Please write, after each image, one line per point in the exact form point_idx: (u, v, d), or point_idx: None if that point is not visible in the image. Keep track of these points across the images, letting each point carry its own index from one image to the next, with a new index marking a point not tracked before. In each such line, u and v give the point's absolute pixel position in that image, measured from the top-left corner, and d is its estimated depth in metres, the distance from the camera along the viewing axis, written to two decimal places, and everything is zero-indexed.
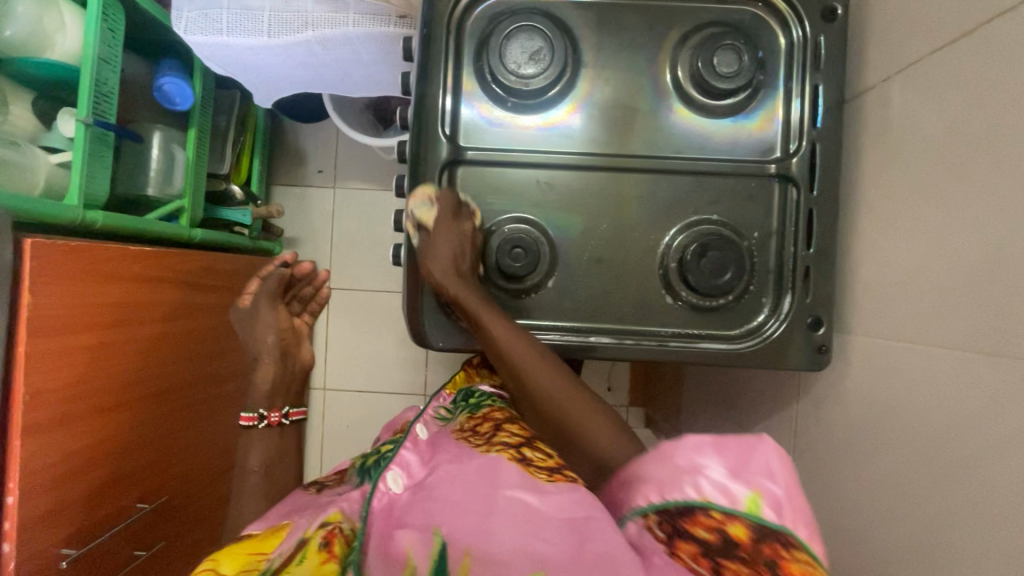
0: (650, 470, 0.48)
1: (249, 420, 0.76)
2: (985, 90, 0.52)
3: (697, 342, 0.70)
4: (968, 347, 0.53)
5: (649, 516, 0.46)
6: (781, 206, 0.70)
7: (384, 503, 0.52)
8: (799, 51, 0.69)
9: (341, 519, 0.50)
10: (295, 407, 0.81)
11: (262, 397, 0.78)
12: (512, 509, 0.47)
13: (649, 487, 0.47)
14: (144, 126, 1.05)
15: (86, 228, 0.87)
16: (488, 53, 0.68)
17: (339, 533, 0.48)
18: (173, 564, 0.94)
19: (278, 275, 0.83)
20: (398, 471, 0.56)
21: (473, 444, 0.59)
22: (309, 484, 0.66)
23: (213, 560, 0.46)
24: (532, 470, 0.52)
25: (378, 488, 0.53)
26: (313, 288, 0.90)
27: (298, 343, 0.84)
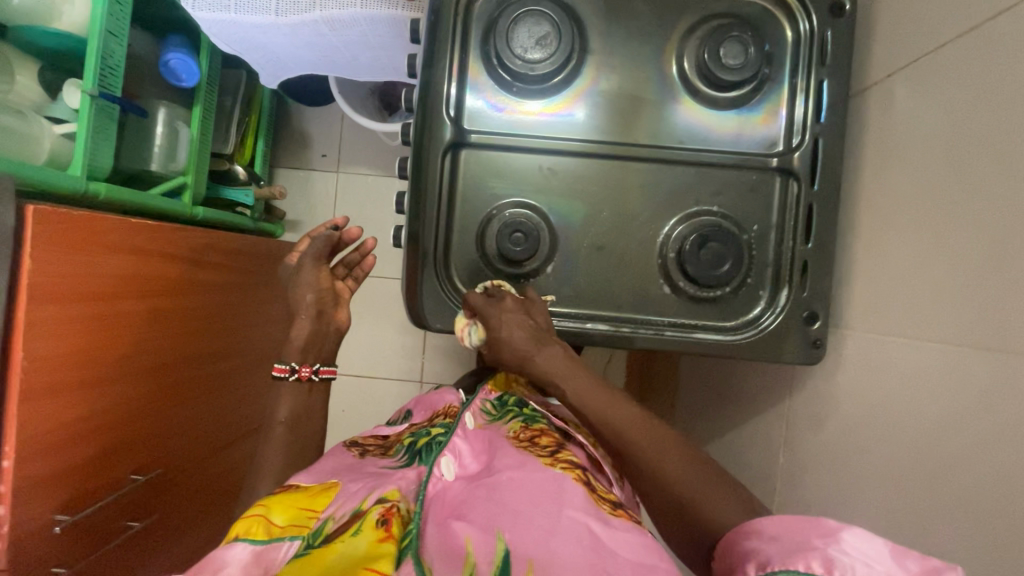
0: (808, 538, 0.43)
1: (282, 371, 0.70)
2: (987, 88, 0.53)
3: (693, 333, 0.70)
4: (962, 343, 0.54)
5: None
6: (781, 200, 0.70)
7: (437, 489, 0.54)
8: (805, 45, 0.69)
9: (399, 499, 0.50)
10: (327, 364, 0.73)
11: (295, 351, 0.72)
12: (577, 533, 0.48)
13: (809, 554, 0.41)
14: (149, 101, 1.05)
15: (88, 199, 0.88)
16: (495, 37, 0.69)
17: (396, 513, 0.48)
18: (165, 537, 0.94)
19: (326, 235, 0.77)
20: (451, 458, 0.57)
21: (534, 450, 0.59)
22: (350, 446, 0.66)
23: (265, 506, 0.49)
24: (597, 499, 0.53)
25: (433, 473, 0.55)
26: (359, 255, 0.83)
27: (337, 305, 0.78)
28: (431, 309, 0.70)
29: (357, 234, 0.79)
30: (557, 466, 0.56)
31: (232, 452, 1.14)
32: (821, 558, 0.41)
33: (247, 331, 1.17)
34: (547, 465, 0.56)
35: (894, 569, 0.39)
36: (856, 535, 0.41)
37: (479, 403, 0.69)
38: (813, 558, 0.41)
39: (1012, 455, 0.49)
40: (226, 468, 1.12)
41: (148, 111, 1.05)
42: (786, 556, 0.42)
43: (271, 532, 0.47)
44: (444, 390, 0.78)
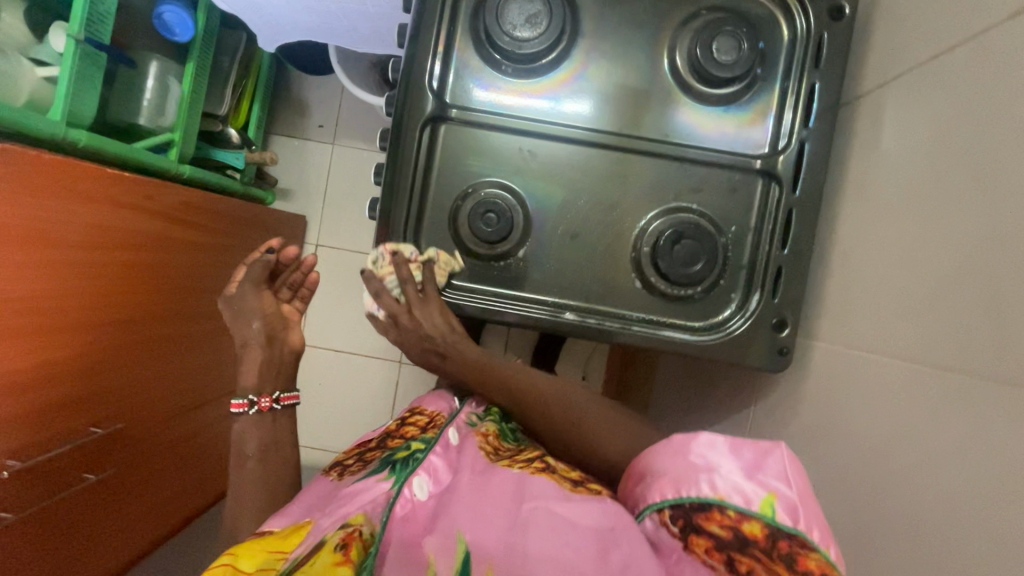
0: (665, 467, 0.51)
1: (239, 406, 0.68)
2: (974, 103, 0.52)
3: (660, 329, 0.70)
4: (923, 361, 0.54)
5: (665, 512, 0.47)
6: (762, 203, 0.69)
7: (406, 510, 0.49)
8: (801, 46, 0.67)
9: (363, 522, 0.45)
10: (287, 391, 0.72)
11: (251, 383, 0.70)
12: (538, 519, 0.46)
13: (664, 483, 0.49)
14: (142, 54, 1.04)
15: (68, 147, 0.86)
16: (485, 12, 0.67)
17: (357, 537, 0.43)
18: (125, 494, 0.93)
19: (264, 262, 0.75)
20: (424, 477, 0.53)
21: (494, 453, 0.59)
22: (327, 471, 0.61)
23: (232, 555, 0.44)
24: (557, 479, 0.53)
25: (403, 493, 0.50)
26: (302, 275, 0.78)
27: (288, 328, 0.75)
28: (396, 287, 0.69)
29: (293, 254, 0.77)
30: (516, 465, 0.56)
31: (202, 413, 1.12)
32: (675, 485, 0.48)
33: (222, 293, 1.15)
34: (505, 465, 0.55)
35: (733, 473, 0.47)
36: (703, 454, 0.49)
37: (465, 415, 0.66)
38: (667, 487, 0.48)
39: (959, 474, 0.49)
40: (196, 429, 1.11)
41: (139, 63, 1.03)
42: (650, 491, 0.50)
43: None
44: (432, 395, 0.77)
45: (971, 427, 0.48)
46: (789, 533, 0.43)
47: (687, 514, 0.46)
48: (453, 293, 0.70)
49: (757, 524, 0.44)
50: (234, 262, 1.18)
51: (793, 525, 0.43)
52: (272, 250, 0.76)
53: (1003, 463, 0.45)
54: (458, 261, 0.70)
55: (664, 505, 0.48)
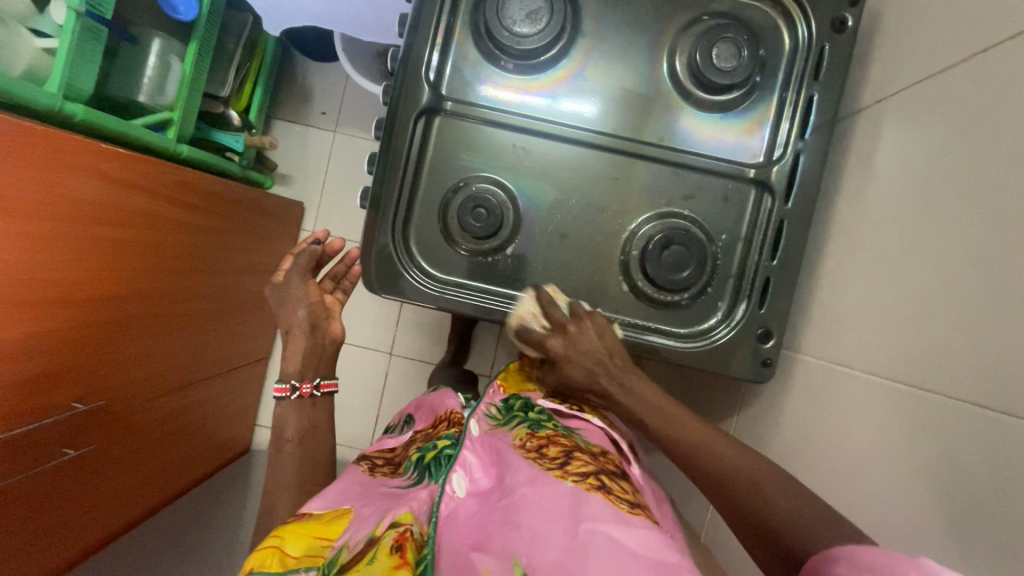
0: (899, 571, 0.37)
1: (282, 390, 0.67)
2: (969, 123, 0.52)
3: (645, 335, 0.69)
4: (905, 380, 0.53)
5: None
6: (754, 213, 0.69)
7: (450, 509, 0.50)
8: (802, 56, 0.67)
9: (412, 521, 0.45)
10: (328, 378, 0.70)
11: (292, 370, 0.69)
12: (595, 545, 0.43)
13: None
14: (145, 30, 1.03)
15: (64, 121, 0.85)
16: (486, 6, 0.67)
17: (410, 537, 0.44)
18: (104, 471, 0.92)
19: (309, 251, 0.73)
20: (461, 473, 0.54)
21: (543, 462, 0.53)
22: (358, 464, 0.62)
23: (279, 537, 0.45)
24: (614, 501, 0.49)
25: (445, 490, 0.51)
26: (345, 266, 0.78)
27: (330, 317, 0.73)
28: (381, 276, 0.69)
29: (338, 245, 0.74)
30: (570, 478, 0.50)
31: (186, 395, 1.12)
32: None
33: (213, 275, 1.14)
34: (558, 479, 0.50)
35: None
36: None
37: (485, 408, 0.66)
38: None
39: (934, 494, 0.48)
40: (181, 410, 1.11)
41: (141, 39, 1.02)
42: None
43: (286, 562, 0.42)
44: (444, 394, 0.74)
45: (948, 451, 0.48)
46: None
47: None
48: (438, 285, 0.70)
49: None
50: (226, 245, 1.18)
51: None
52: (318, 241, 0.73)
53: (976, 488, 0.45)
54: (445, 254, 0.70)
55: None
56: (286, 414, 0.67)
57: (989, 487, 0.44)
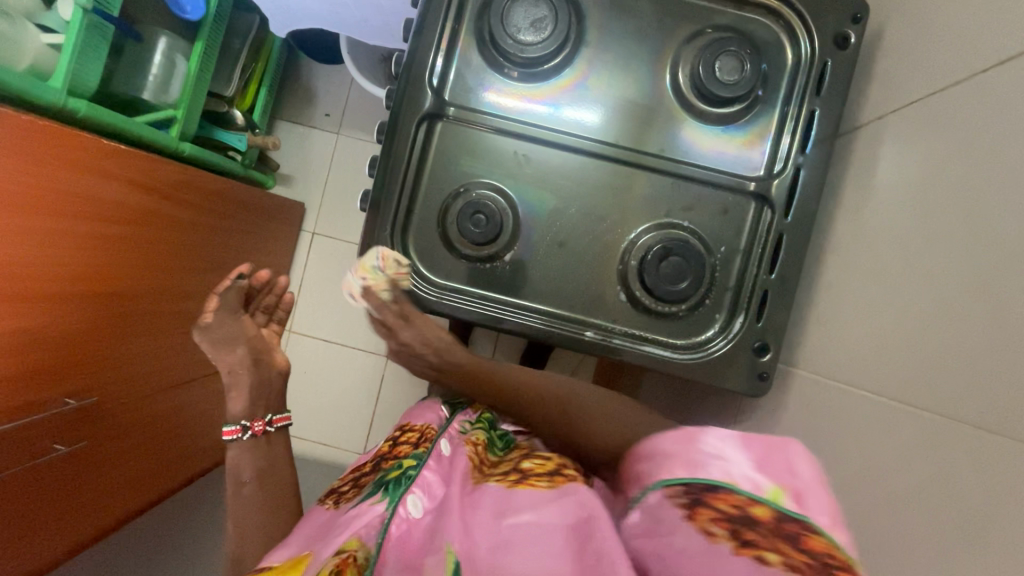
0: (671, 450, 0.40)
1: (232, 433, 0.69)
2: (968, 142, 0.52)
3: (641, 345, 0.69)
4: (900, 397, 0.53)
5: (673, 488, 0.37)
6: (753, 226, 0.69)
7: (402, 529, 0.49)
8: (804, 71, 0.67)
9: (358, 547, 0.46)
10: (279, 413, 0.73)
11: (238, 409, 0.70)
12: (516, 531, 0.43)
13: (673, 461, 0.39)
14: (151, 29, 1.03)
15: (67, 116, 0.86)
16: (490, 13, 0.67)
17: (352, 563, 0.44)
18: (94, 469, 0.91)
19: (239, 286, 0.74)
20: (418, 493, 0.52)
21: (473, 469, 0.56)
22: (323, 500, 0.60)
23: None
24: (529, 481, 0.49)
25: (398, 513, 0.50)
26: (276, 296, 0.81)
27: (272, 348, 0.77)
28: None
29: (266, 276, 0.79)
30: (491, 477, 0.52)
31: (180, 393, 1.11)
32: (681, 465, 0.38)
33: (210, 273, 1.14)
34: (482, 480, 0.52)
35: (740, 459, 0.37)
36: (715, 436, 0.38)
37: (457, 424, 0.66)
38: (675, 465, 0.38)
39: (928, 513, 0.48)
40: (174, 408, 1.10)
41: (147, 38, 1.03)
42: (659, 465, 0.40)
43: None
44: (426, 404, 0.73)
45: (941, 470, 0.48)
46: (796, 522, 0.33)
47: (695, 495, 0.36)
48: (437, 291, 0.69)
49: (769, 512, 0.34)
50: (225, 245, 1.18)
51: (801, 512, 0.34)
52: (244, 274, 0.77)
53: (968, 507, 0.45)
54: (443, 260, 0.70)
55: (672, 482, 0.38)
56: (241, 458, 0.68)
57: (981, 507, 0.44)
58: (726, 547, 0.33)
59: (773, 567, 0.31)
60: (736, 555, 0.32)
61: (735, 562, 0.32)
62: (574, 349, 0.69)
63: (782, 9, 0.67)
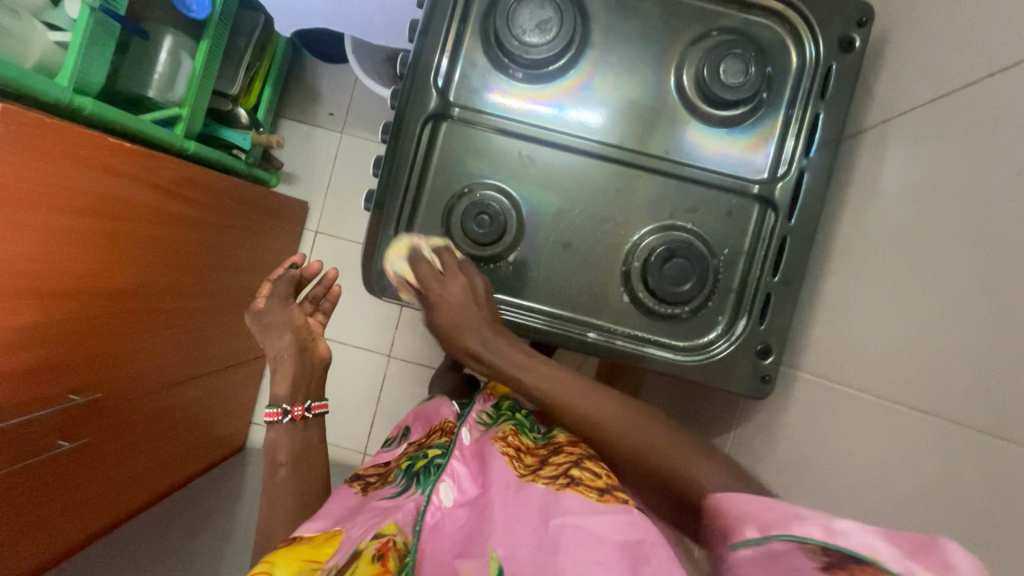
0: (801, 510, 0.39)
1: (272, 416, 0.69)
2: (974, 146, 0.52)
3: (643, 346, 0.69)
4: (901, 401, 0.53)
5: (808, 546, 0.35)
6: (757, 228, 0.69)
7: (436, 519, 0.52)
8: (809, 75, 0.67)
9: (396, 532, 0.48)
10: (318, 400, 0.73)
11: (282, 396, 0.71)
12: (569, 539, 0.44)
13: (810, 522, 0.37)
14: (157, 27, 1.04)
15: (73, 113, 0.86)
16: (495, 14, 0.67)
17: (393, 547, 0.46)
18: (97, 465, 0.92)
19: (289, 275, 0.76)
20: (449, 483, 0.55)
21: (517, 465, 0.55)
22: (350, 484, 0.60)
23: (268, 563, 0.44)
24: (584, 491, 0.49)
25: (432, 501, 0.53)
26: (324, 289, 0.80)
27: (314, 338, 0.76)
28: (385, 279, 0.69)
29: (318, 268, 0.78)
30: (541, 481, 0.51)
31: (183, 391, 1.12)
32: (821, 526, 0.36)
33: (215, 272, 1.15)
34: (528, 483, 0.51)
35: (887, 539, 0.34)
36: (852, 520, 0.36)
37: (474, 416, 0.64)
38: (811, 525, 0.36)
39: (930, 516, 0.48)
40: (178, 405, 1.11)
41: (153, 36, 1.03)
42: (785, 522, 0.38)
43: None
44: (440, 402, 0.73)
45: (944, 473, 0.48)
46: None
47: (834, 562, 0.34)
48: None
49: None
50: (229, 244, 1.18)
51: None
52: (296, 266, 0.76)
53: (970, 512, 0.45)
54: None
55: (808, 542, 0.36)
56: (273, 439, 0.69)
57: (984, 510, 0.44)
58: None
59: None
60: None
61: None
62: (576, 350, 0.70)
63: (786, 12, 0.67)
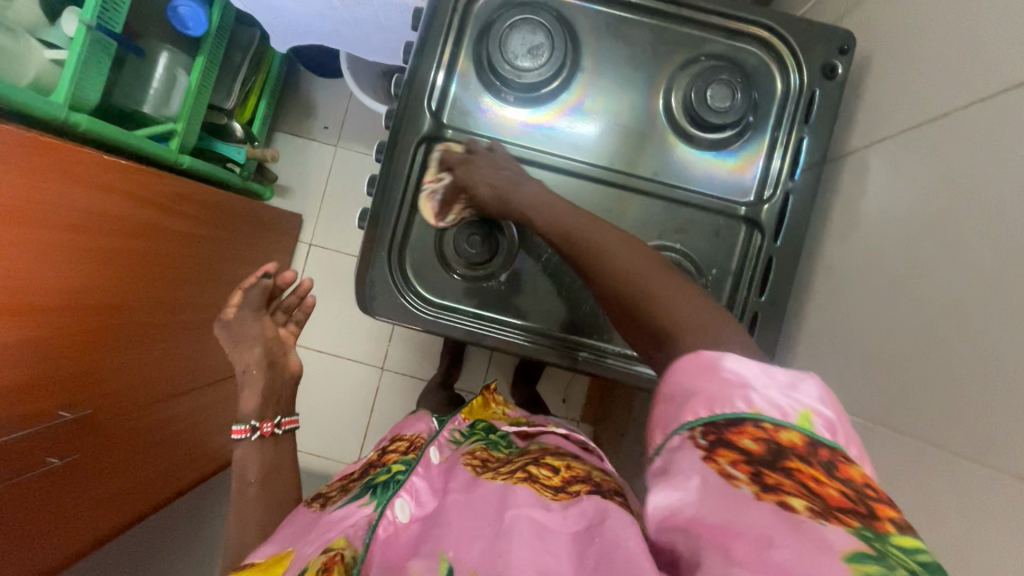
0: (691, 383, 0.37)
1: (241, 431, 0.70)
2: (950, 175, 0.54)
3: (635, 364, 0.71)
4: (883, 423, 0.55)
5: (695, 428, 0.35)
6: (744, 249, 0.71)
7: (390, 531, 0.49)
8: (794, 99, 0.69)
9: (345, 546, 0.47)
10: (289, 415, 0.74)
11: (250, 409, 0.71)
12: (520, 527, 0.42)
13: (694, 401, 0.36)
14: (153, 43, 1.05)
15: (69, 129, 0.86)
16: (488, 39, 0.69)
17: (340, 560, 0.46)
18: (85, 482, 0.90)
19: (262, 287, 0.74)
20: (407, 498, 0.52)
21: (478, 469, 0.55)
22: (311, 502, 0.61)
23: None
24: (539, 488, 0.48)
25: (384, 514, 0.50)
26: (298, 299, 0.80)
27: (286, 352, 0.77)
28: (378, 298, 0.69)
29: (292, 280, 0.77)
30: (500, 477, 0.51)
31: (175, 405, 1.11)
32: (703, 400, 0.36)
33: (208, 285, 1.15)
34: (489, 480, 0.51)
35: (769, 385, 0.36)
36: (734, 362, 0.37)
37: (447, 432, 0.67)
38: (697, 403, 0.36)
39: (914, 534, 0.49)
40: (170, 419, 1.10)
41: (148, 52, 1.04)
42: (675, 409, 0.37)
43: None
44: (418, 417, 0.76)
45: (925, 494, 0.49)
46: (828, 449, 0.33)
47: (719, 439, 0.34)
48: (433, 310, 0.70)
49: (799, 439, 0.33)
50: (222, 256, 1.18)
51: (831, 439, 0.33)
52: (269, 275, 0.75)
53: (950, 531, 0.46)
54: (439, 278, 0.72)
55: (696, 425, 0.35)
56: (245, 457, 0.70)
57: (964, 531, 0.45)
58: (748, 491, 0.31)
59: (802, 511, 0.29)
60: (758, 499, 0.31)
61: (760, 507, 0.30)
62: (568, 369, 0.71)
63: (770, 39, 0.69)
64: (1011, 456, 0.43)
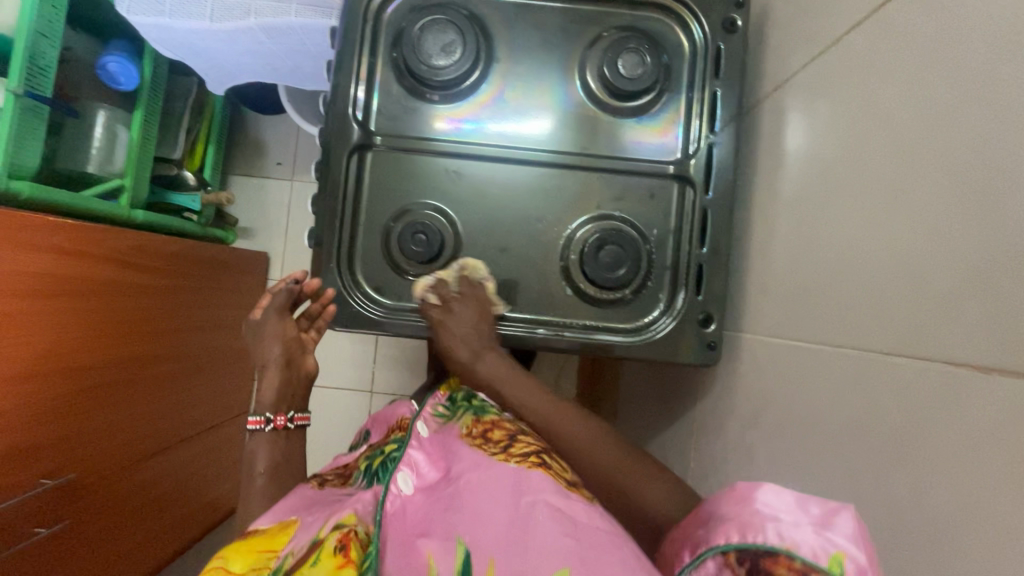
0: (726, 513, 0.40)
1: (256, 423, 0.67)
2: (850, 98, 0.57)
3: (594, 334, 0.72)
4: (829, 342, 0.57)
5: (730, 554, 0.37)
6: (680, 205, 0.73)
7: (397, 506, 0.48)
8: (702, 57, 0.72)
9: (356, 522, 0.45)
10: (301, 411, 0.71)
11: (267, 402, 0.69)
12: (535, 519, 0.44)
13: (727, 526, 0.39)
14: (88, 104, 1.04)
15: (13, 199, 0.87)
16: (402, 45, 0.71)
17: (355, 536, 0.43)
18: (72, 552, 0.88)
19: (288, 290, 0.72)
20: (407, 471, 0.53)
21: (488, 447, 0.54)
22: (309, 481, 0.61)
23: (224, 558, 0.44)
24: (555, 477, 0.51)
25: (390, 490, 0.50)
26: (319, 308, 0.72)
27: (304, 352, 0.74)
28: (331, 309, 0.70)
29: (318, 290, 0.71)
30: (514, 458, 0.52)
31: (162, 460, 1.10)
32: (736, 527, 0.38)
33: (180, 336, 1.14)
34: (502, 461, 0.51)
35: (800, 520, 0.37)
36: (772, 495, 0.39)
37: (429, 407, 0.66)
38: (729, 528, 0.38)
39: (872, 439, 0.51)
40: (158, 477, 1.09)
41: (84, 113, 1.03)
42: (710, 535, 0.40)
43: None
44: (399, 404, 0.77)
45: (874, 401, 0.51)
46: None
47: (753, 563, 0.36)
48: (386, 311, 0.72)
49: None
50: (190, 306, 1.18)
51: None
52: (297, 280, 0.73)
53: (898, 427, 0.48)
54: (391, 281, 0.73)
55: (729, 549, 0.37)
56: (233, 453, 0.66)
57: (909, 426, 0.47)
58: None
59: None
60: None
61: None
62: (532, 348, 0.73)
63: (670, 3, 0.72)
64: (938, 344, 0.45)
